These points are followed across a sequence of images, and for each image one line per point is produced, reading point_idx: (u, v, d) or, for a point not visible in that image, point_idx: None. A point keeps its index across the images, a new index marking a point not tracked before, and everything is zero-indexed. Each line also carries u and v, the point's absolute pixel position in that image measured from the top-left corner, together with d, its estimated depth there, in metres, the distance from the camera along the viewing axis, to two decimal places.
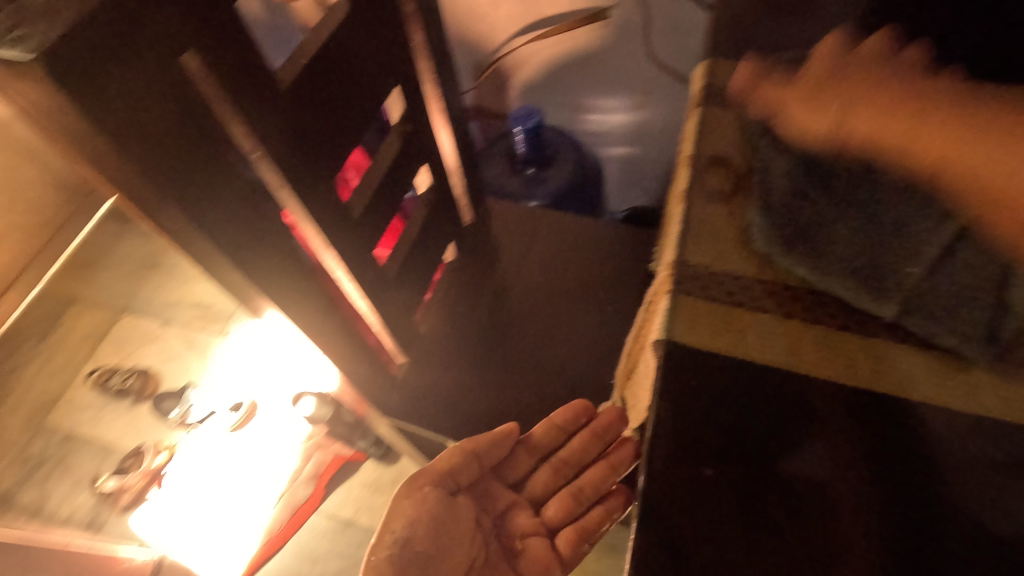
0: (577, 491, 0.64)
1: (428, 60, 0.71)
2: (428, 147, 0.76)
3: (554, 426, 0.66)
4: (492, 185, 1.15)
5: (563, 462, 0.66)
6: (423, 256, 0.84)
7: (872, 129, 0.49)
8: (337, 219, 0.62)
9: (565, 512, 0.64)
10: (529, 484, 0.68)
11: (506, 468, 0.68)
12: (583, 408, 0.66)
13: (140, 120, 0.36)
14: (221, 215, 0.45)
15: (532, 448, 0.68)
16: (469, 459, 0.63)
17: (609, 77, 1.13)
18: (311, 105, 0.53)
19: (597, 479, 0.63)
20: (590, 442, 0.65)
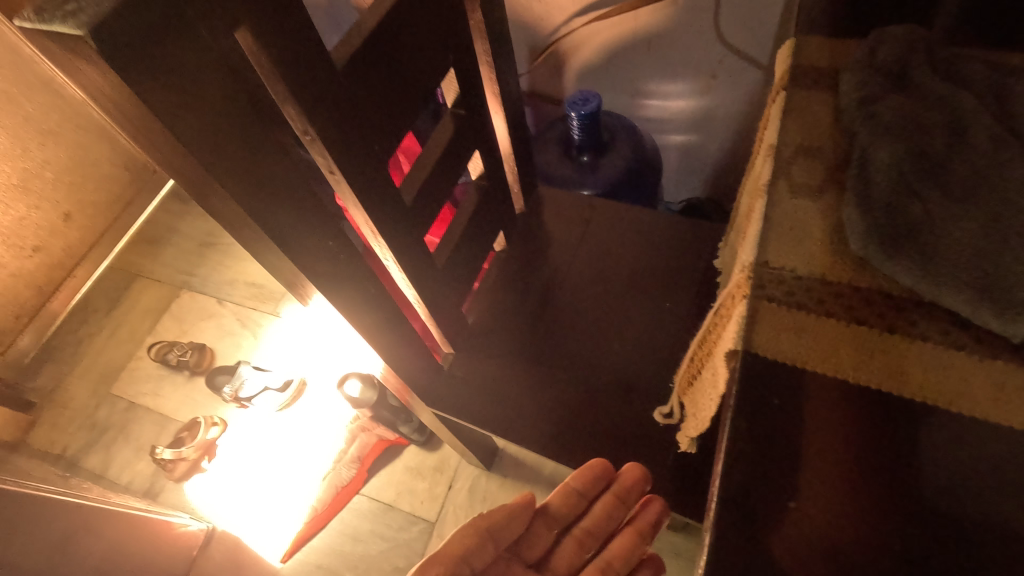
0: (608, 565, 0.55)
1: (485, 41, 0.67)
2: (482, 132, 0.73)
3: (571, 491, 0.58)
4: (544, 171, 1.11)
5: (587, 532, 0.57)
6: (472, 245, 0.81)
7: None
8: (388, 206, 0.60)
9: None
10: (552, 561, 0.58)
11: (523, 545, 0.58)
12: (604, 468, 0.59)
13: (190, 101, 0.35)
14: (270, 201, 0.44)
15: (552, 519, 0.59)
16: (483, 540, 0.53)
17: (673, 60, 1.07)
18: (365, 85, 0.51)
19: (624, 549, 0.56)
20: (613, 508, 0.58)
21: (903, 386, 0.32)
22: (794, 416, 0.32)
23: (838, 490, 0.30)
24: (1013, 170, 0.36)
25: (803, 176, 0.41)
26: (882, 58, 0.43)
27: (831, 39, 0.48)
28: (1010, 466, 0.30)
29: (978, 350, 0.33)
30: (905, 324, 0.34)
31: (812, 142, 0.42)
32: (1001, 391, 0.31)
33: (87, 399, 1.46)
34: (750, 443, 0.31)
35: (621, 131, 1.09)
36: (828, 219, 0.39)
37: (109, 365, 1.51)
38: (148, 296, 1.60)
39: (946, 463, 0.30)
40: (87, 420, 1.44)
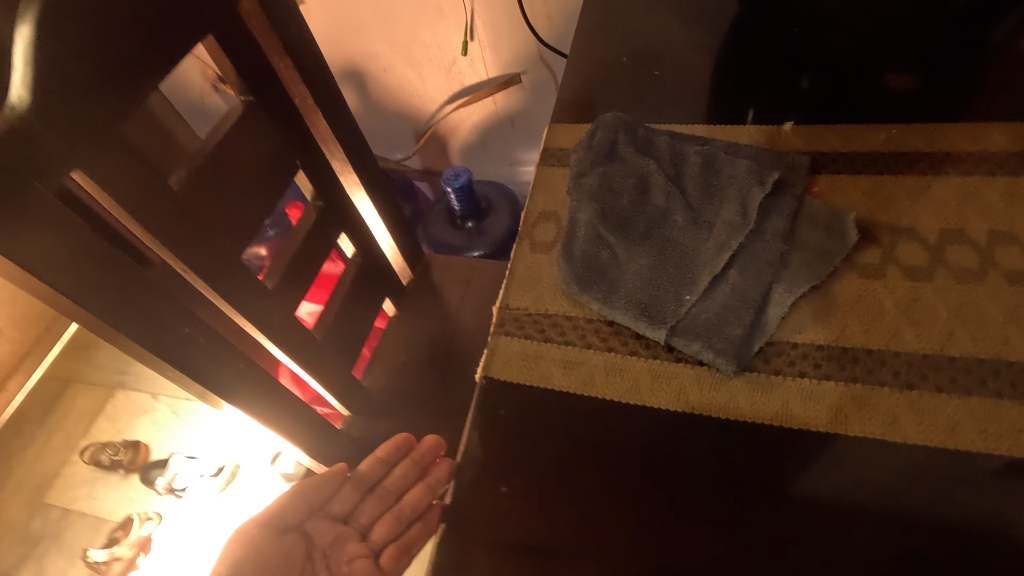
0: (398, 510, 0.58)
1: (336, 141, 0.80)
2: (344, 217, 0.85)
3: (376, 460, 0.60)
4: (434, 241, 1.22)
5: (385, 490, 0.60)
6: (354, 314, 0.91)
7: None
8: (251, 292, 0.69)
9: (389, 533, 0.58)
10: (358, 514, 0.59)
11: (331, 502, 0.59)
12: (406, 439, 0.60)
13: (30, 236, 0.45)
14: (121, 303, 0.53)
15: (359, 482, 0.60)
16: (296, 500, 0.57)
17: (535, 132, 1.23)
18: (212, 197, 0.62)
19: (415, 500, 0.58)
20: (411, 469, 0.59)
21: (593, 389, 0.43)
22: (513, 423, 0.43)
23: (537, 478, 0.40)
24: (675, 217, 0.49)
25: (541, 236, 0.53)
26: (597, 138, 0.56)
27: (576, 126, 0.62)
28: (659, 433, 0.41)
29: (648, 353, 0.44)
30: (600, 341, 0.45)
31: (551, 208, 0.55)
32: (659, 382, 0.43)
33: (20, 513, 1.46)
34: (478, 448, 0.42)
35: (498, 198, 1.23)
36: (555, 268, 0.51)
37: (43, 473, 1.52)
38: (83, 400, 1.62)
39: (619, 448, 0.40)
40: (20, 533, 1.43)
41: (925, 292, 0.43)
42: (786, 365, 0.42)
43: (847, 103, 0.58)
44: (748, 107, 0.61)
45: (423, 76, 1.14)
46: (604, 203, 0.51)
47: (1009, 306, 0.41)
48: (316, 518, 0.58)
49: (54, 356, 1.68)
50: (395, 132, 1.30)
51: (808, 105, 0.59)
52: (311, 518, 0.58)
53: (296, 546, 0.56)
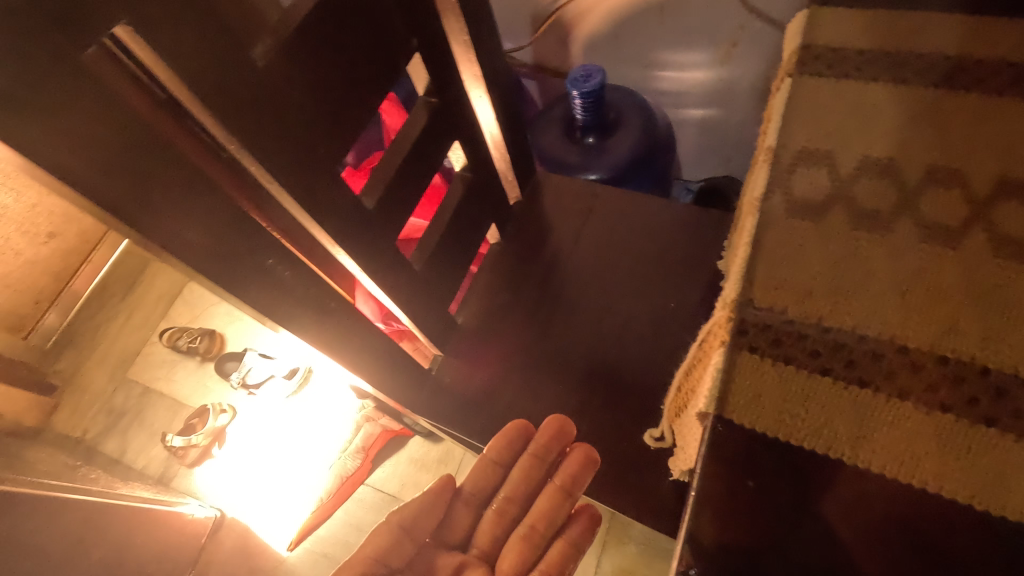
0: (530, 531, 0.51)
1: (460, 19, 0.60)
2: (458, 122, 0.67)
3: (487, 462, 0.54)
4: (546, 155, 1.02)
5: (506, 500, 0.53)
6: (457, 242, 0.75)
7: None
8: (347, 215, 0.54)
9: (521, 562, 0.50)
10: (474, 538, 0.54)
11: (444, 527, 0.55)
12: (519, 426, 0.54)
13: (69, 123, 0.32)
14: (184, 228, 0.40)
15: (469, 497, 0.55)
16: (398, 538, 0.50)
17: (688, 28, 0.97)
18: (307, 81, 0.45)
19: (549, 511, 0.52)
20: (532, 471, 0.53)
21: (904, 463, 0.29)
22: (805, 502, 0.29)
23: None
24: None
25: (801, 187, 0.39)
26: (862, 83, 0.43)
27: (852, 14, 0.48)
28: None
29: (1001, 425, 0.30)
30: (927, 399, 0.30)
31: (876, 153, 0.40)
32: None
33: (105, 385, 1.47)
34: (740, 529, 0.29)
35: (630, 106, 0.99)
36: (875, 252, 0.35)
37: (125, 349, 1.52)
38: (163, 281, 1.59)
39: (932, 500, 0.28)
40: (105, 405, 1.45)
41: None
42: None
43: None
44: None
45: None
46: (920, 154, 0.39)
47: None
48: (422, 550, 0.53)
49: (117, 256, 1.60)
50: (510, 13, 1.05)
51: None
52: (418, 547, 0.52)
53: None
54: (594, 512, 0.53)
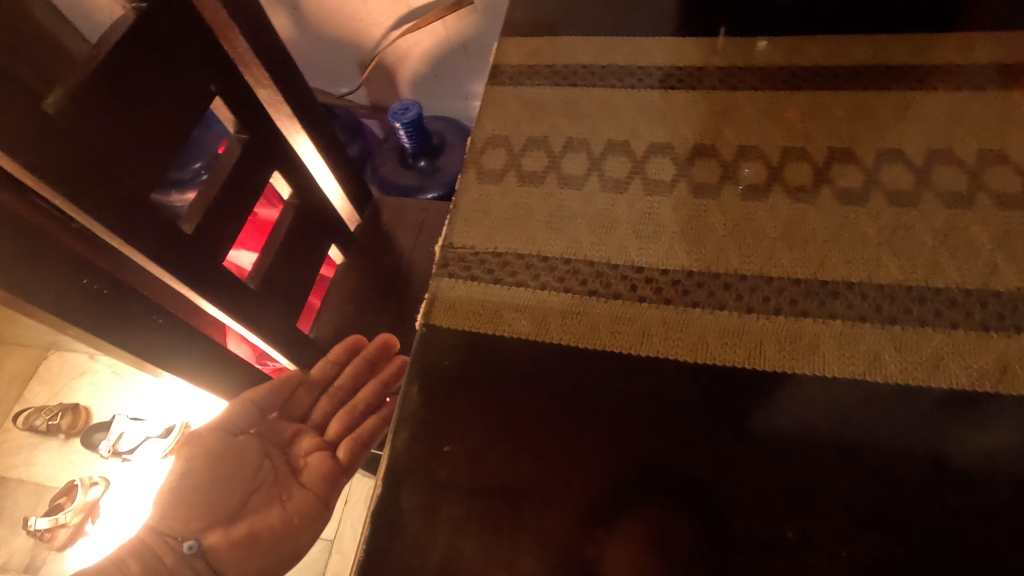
0: (352, 407, 0.69)
1: (260, 66, 0.70)
2: (275, 155, 0.76)
3: (328, 361, 0.73)
4: (384, 182, 1.14)
5: (337, 388, 0.72)
6: (295, 262, 0.83)
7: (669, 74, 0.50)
8: (167, 241, 0.61)
9: (342, 427, 0.70)
10: (312, 414, 0.73)
11: (289, 405, 0.73)
12: (354, 342, 0.74)
13: None
14: None
15: (312, 384, 0.73)
16: (246, 405, 0.68)
17: (491, 64, 1.13)
18: (100, 123, 0.52)
19: (369, 395, 0.69)
20: (360, 366, 0.72)
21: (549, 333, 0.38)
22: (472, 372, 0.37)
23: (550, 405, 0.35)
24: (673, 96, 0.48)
25: (489, 163, 0.46)
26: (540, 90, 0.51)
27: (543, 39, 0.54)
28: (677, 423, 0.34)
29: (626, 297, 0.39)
30: (579, 285, 0.40)
31: (540, 133, 0.48)
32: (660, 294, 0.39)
33: None
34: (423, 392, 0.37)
35: (451, 132, 1.14)
36: (530, 200, 0.44)
37: None
38: (15, 361, 1.50)
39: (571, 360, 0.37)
40: None
41: (911, 218, 0.40)
42: (866, 304, 0.37)
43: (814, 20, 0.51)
44: (720, 22, 0.53)
45: None
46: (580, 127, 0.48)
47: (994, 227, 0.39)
48: (268, 422, 0.71)
49: None
50: (339, 60, 1.18)
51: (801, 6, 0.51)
52: (264, 420, 0.71)
53: (248, 444, 0.67)
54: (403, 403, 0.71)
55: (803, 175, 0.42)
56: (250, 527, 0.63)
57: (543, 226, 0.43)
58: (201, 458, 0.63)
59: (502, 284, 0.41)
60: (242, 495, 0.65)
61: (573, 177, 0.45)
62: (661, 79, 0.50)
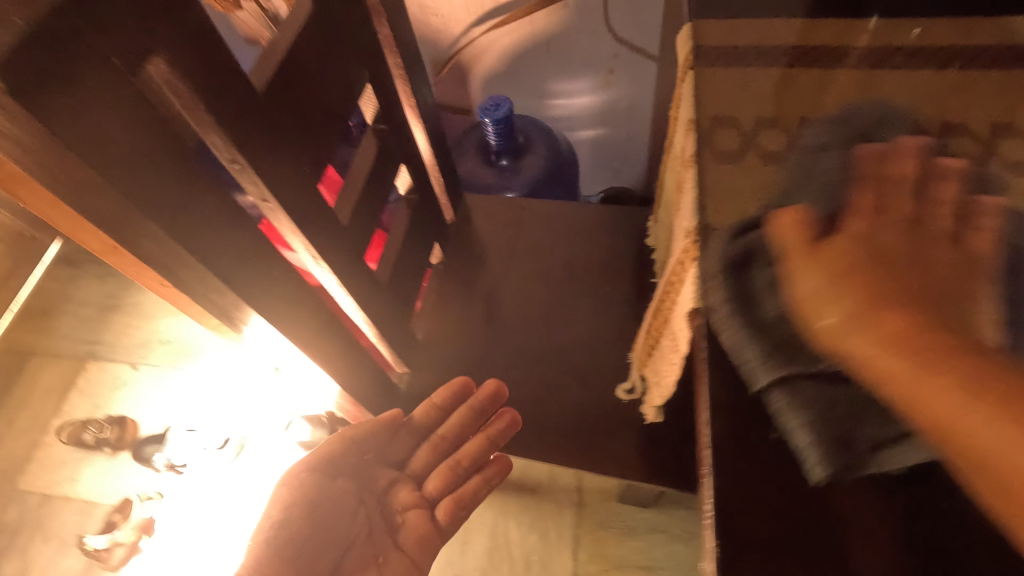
0: (456, 464, 0.68)
1: (398, 55, 0.68)
2: (404, 147, 0.74)
3: (433, 405, 0.70)
4: (465, 181, 1.12)
5: (441, 438, 0.69)
6: (411, 259, 0.81)
7: (888, 53, 0.49)
8: (327, 232, 0.58)
9: (443, 484, 0.68)
10: (410, 461, 0.70)
11: (389, 450, 0.69)
12: (463, 387, 0.70)
13: (119, 146, 0.35)
14: (210, 240, 0.43)
15: (413, 430, 0.70)
16: (347, 446, 0.63)
17: (571, 60, 1.12)
18: (287, 106, 0.50)
19: (475, 452, 0.69)
20: (466, 418, 0.70)
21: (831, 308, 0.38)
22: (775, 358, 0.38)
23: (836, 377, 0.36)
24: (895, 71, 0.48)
25: (723, 143, 0.45)
26: (754, 68, 0.49)
27: (725, 20, 0.53)
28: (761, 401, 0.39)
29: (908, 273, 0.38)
30: None
31: (768, 113, 0.46)
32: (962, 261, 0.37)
33: None
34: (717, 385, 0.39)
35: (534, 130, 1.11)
36: (782, 177, 0.43)
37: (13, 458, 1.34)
38: (50, 374, 1.43)
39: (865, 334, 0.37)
40: None
41: None
42: None
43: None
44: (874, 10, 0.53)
45: None
46: (805, 106, 0.46)
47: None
48: (365, 462, 0.67)
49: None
50: None
51: None
52: (361, 460, 0.66)
53: (344, 492, 0.63)
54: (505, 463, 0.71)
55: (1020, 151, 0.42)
56: None
57: (809, 199, 0.41)
58: (302, 505, 0.59)
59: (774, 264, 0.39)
60: (337, 551, 0.62)
61: (825, 155, 0.43)
62: (806, 57, 0.50)
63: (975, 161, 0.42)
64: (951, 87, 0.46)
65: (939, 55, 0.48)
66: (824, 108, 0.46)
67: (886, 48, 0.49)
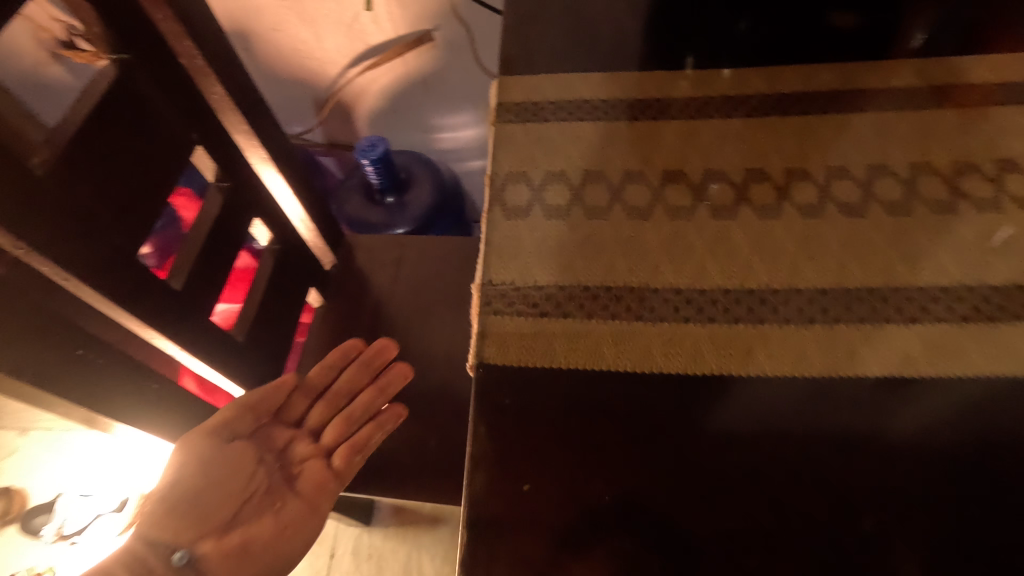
0: (349, 413, 0.67)
1: (236, 111, 0.68)
2: (255, 199, 0.74)
3: (322, 364, 0.68)
4: (351, 220, 1.12)
5: (335, 393, 0.67)
6: (278, 309, 0.80)
7: (676, 103, 0.53)
8: (158, 300, 0.57)
9: (340, 433, 0.66)
10: (308, 420, 0.68)
11: (284, 410, 0.67)
12: (351, 345, 0.69)
13: None
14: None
15: (307, 390, 0.68)
16: (241, 411, 0.62)
17: (450, 96, 1.15)
18: (88, 183, 0.49)
19: (363, 406, 0.67)
20: (358, 373, 0.68)
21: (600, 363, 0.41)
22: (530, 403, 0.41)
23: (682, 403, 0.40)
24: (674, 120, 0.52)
25: (513, 200, 0.48)
26: (552, 123, 0.52)
27: (529, 76, 0.55)
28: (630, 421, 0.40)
29: (650, 319, 0.42)
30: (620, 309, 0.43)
31: (557, 167, 0.49)
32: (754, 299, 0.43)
33: None
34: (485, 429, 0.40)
35: (417, 167, 1.14)
36: (558, 232, 0.46)
37: None
38: None
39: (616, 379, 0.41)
40: None
41: (910, 225, 0.44)
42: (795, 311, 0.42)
43: (780, 46, 0.55)
44: (687, 54, 0.55)
45: (320, 35, 1.02)
46: (590, 160, 0.49)
47: (929, 241, 0.44)
48: (262, 424, 0.65)
49: None
50: (293, 101, 1.16)
51: (778, 35, 0.56)
52: (258, 421, 0.64)
53: (242, 454, 0.62)
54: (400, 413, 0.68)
55: (766, 195, 0.47)
56: (242, 538, 0.59)
57: (577, 255, 0.44)
58: (193, 466, 0.58)
59: (544, 318, 0.42)
60: (232, 508, 0.60)
61: (597, 209, 0.47)
62: (617, 112, 0.52)
63: (726, 208, 0.46)
64: (723, 133, 0.51)
65: (717, 103, 0.52)
66: (609, 161, 0.49)
67: (673, 98, 0.53)
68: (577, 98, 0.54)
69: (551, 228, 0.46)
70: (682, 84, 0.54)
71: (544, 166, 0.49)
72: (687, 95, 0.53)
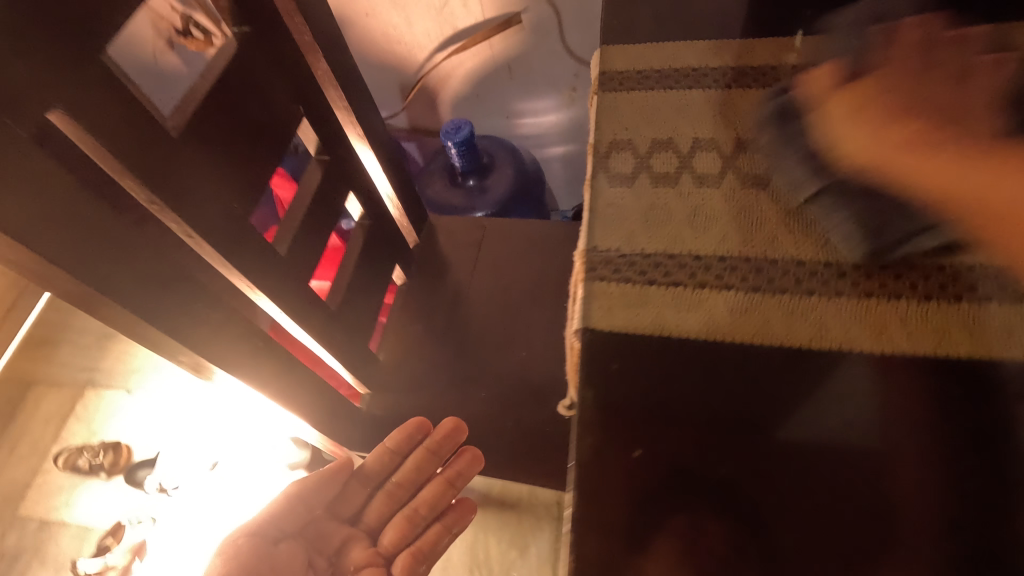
0: (414, 511, 0.65)
1: (338, 88, 0.70)
2: (350, 174, 0.76)
3: (387, 450, 0.67)
4: (432, 201, 1.15)
5: (397, 485, 0.67)
6: (365, 282, 0.83)
7: (792, 69, 0.50)
8: (264, 262, 0.60)
9: (401, 536, 0.65)
10: (364, 514, 0.67)
11: (339, 503, 0.67)
12: (419, 424, 0.67)
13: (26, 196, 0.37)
14: (130, 276, 0.45)
15: (365, 478, 0.68)
16: (292, 505, 0.61)
17: (535, 81, 1.14)
18: (211, 146, 0.52)
19: (432, 498, 0.66)
20: (424, 458, 0.67)
21: (714, 329, 0.39)
22: (634, 368, 0.39)
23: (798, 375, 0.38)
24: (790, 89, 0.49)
25: (617, 167, 0.47)
26: (655, 91, 0.50)
27: (631, 45, 0.54)
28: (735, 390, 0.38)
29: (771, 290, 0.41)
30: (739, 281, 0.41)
31: (664, 135, 0.48)
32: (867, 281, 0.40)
33: None
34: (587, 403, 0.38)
35: (499, 151, 1.14)
36: (666, 200, 0.45)
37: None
38: (48, 402, 1.30)
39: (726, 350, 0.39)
40: None
41: None
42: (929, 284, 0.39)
43: None
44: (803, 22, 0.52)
45: (411, 20, 1.04)
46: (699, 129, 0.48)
47: None
48: (313, 519, 0.65)
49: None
50: (381, 86, 1.19)
51: None
52: (307, 522, 0.64)
53: (291, 553, 0.60)
54: (468, 503, 0.69)
55: None
56: None
57: (685, 225, 0.44)
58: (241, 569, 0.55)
59: (654, 284, 0.42)
60: None
61: (707, 176, 0.46)
62: (732, 80, 0.50)
63: None
64: None
65: None
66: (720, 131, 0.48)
67: (787, 64, 0.50)
68: (682, 66, 0.52)
69: (658, 196, 0.45)
70: (799, 51, 0.51)
71: (650, 134, 0.48)
72: (806, 61, 0.50)
